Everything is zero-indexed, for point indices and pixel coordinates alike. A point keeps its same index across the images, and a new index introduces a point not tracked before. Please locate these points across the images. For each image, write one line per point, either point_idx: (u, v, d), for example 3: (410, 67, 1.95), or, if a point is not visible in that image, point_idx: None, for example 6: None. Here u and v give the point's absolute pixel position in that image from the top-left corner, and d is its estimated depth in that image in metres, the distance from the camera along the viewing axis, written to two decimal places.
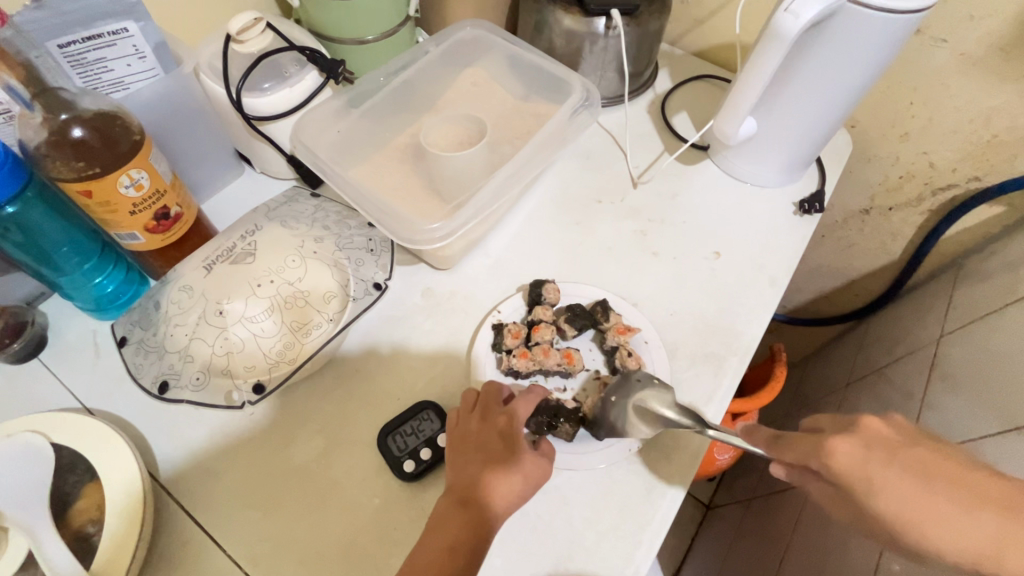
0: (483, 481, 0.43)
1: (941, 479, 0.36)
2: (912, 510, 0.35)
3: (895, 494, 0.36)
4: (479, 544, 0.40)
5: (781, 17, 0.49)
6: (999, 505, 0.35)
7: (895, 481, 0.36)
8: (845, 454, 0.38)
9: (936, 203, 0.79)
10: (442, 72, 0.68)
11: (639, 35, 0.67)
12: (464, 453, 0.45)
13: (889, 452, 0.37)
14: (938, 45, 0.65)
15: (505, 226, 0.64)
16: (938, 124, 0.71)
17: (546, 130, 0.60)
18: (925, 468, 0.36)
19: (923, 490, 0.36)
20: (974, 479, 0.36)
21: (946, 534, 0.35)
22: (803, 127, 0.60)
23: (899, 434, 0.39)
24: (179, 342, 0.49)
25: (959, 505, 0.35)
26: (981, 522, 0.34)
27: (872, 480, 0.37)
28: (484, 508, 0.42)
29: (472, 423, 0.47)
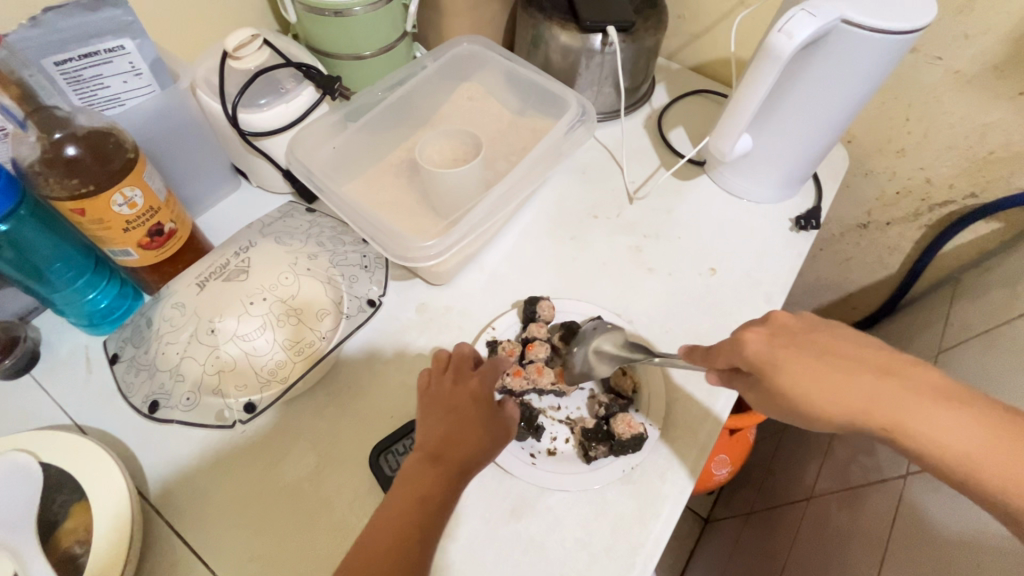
0: (455, 434, 0.43)
1: (833, 355, 0.39)
2: (809, 383, 0.38)
3: (797, 374, 0.38)
4: (448, 495, 0.41)
5: (774, 37, 0.49)
6: (879, 372, 0.38)
7: (796, 362, 0.39)
8: (757, 344, 0.40)
9: (933, 218, 0.79)
10: (438, 87, 0.68)
11: (635, 51, 0.68)
12: (435, 412, 0.45)
13: (791, 337, 0.40)
14: (933, 62, 0.65)
15: (500, 241, 0.64)
16: (933, 139, 0.71)
17: (542, 146, 0.60)
18: (822, 347, 0.39)
19: (831, 364, 0.38)
20: (861, 348, 0.39)
21: (836, 396, 0.37)
22: (798, 143, 0.60)
23: (797, 323, 0.41)
24: (171, 361, 0.49)
25: (844, 375, 0.38)
26: (857, 384, 0.37)
27: (779, 363, 0.39)
28: (455, 459, 0.42)
29: (444, 383, 0.47)
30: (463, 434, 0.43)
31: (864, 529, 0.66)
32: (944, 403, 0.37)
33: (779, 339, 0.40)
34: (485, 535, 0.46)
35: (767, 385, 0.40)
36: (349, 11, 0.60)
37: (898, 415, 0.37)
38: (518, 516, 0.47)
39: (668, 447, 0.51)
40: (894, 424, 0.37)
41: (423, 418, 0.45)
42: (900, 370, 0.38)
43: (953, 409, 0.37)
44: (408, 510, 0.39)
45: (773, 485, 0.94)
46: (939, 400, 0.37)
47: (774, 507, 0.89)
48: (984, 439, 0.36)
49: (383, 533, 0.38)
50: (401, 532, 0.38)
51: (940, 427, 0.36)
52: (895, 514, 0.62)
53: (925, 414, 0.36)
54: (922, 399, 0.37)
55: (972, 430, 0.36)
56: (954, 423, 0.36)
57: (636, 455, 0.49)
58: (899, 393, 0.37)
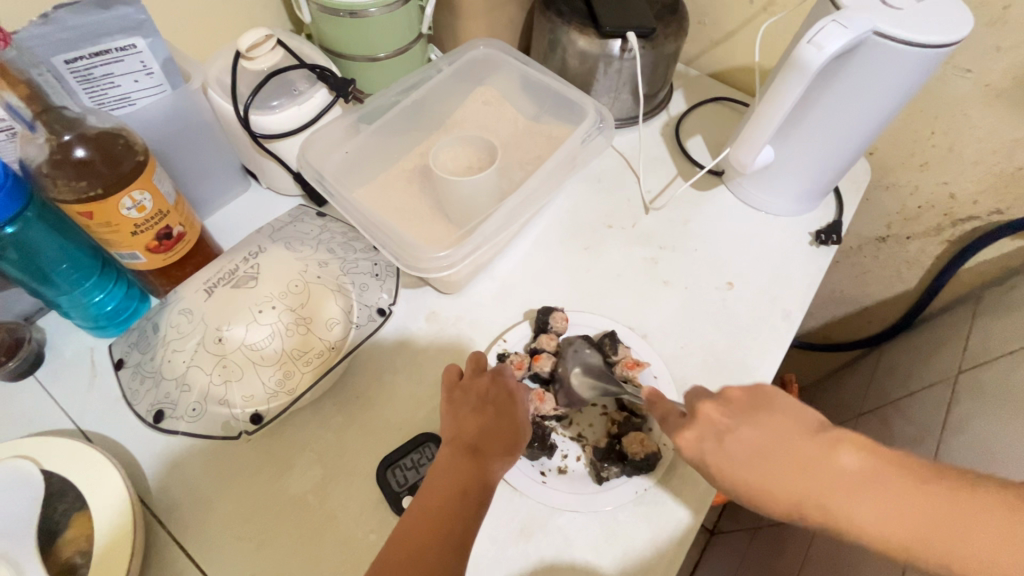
0: (493, 431, 0.43)
1: (759, 451, 0.39)
2: (745, 481, 0.39)
3: (735, 474, 0.39)
4: (487, 489, 0.40)
5: (803, 48, 0.47)
6: (804, 464, 0.37)
7: (728, 464, 0.39)
8: (687, 445, 0.41)
9: (954, 233, 0.77)
10: (452, 90, 0.67)
11: (654, 57, 0.66)
12: (470, 406, 0.44)
13: (719, 438, 0.40)
14: (962, 75, 0.63)
15: (513, 249, 0.63)
16: (959, 154, 0.69)
17: (558, 155, 0.59)
18: (748, 445, 0.39)
19: (757, 463, 0.39)
20: (784, 439, 0.39)
21: (766, 489, 0.38)
22: (820, 156, 0.58)
23: (726, 415, 0.40)
24: (177, 369, 0.48)
25: (775, 473, 0.38)
26: (785, 481, 0.37)
27: (708, 464, 0.40)
28: (494, 455, 0.42)
29: (479, 381, 0.46)
30: (501, 429, 0.43)
31: (879, 552, 0.64)
32: (865, 489, 0.36)
33: (712, 438, 0.40)
34: (494, 555, 0.45)
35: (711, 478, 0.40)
36: (365, 12, 0.59)
37: (824, 509, 0.36)
38: (527, 535, 0.46)
39: (683, 467, 0.49)
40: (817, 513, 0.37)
41: (454, 413, 0.44)
42: (818, 458, 0.37)
43: (879, 495, 0.35)
44: (447, 505, 0.38)
45: None
46: (863, 486, 0.36)
47: (784, 523, 0.88)
48: (920, 522, 0.34)
49: (421, 531, 0.37)
50: (439, 528, 0.37)
51: (867, 514, 0.35)
52: None
53: (849, 506, 0.36)
54: (845, 487, 0.36)
55: (900, 507, 0.35)
56: (877, 506, 0.35)
57: (651, 474, 0.48)
58: (819, 489, 0.37)
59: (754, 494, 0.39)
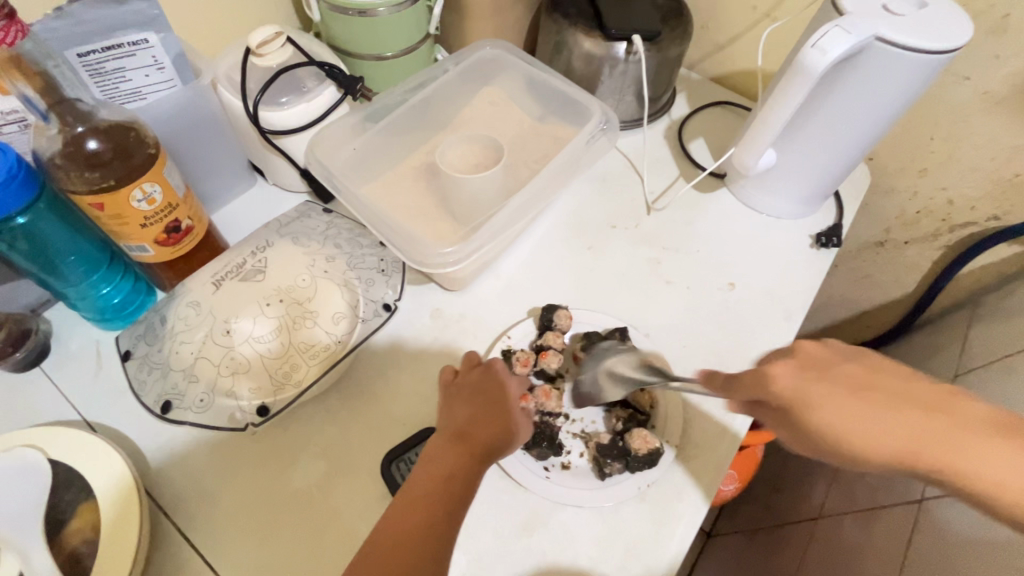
0: (482, 418, 0.43)
1: (876, 390, 0.35)
2: (851, 421, 0.35)
3: (837, 415, 0.35)
4: (473, 479, 0.40)
5: (807, 52, 0.48)
6: (923, 407, 0.35)
7: (836, 400, 0.35)
8: (788, 380, 0.36)
9: (953, 239, 0.78)
10: (459, 91, 0.68)
11: (659, 60, 0.67)
12: (464, 398, 0.45)
13: (823, 372, 0.36)
14: (962, 82, 0.64)
15: (518, 248, 0.63)
16: (958, 160, 0.70)
17: (564, 154, 0.60)
18: (860, 384, 0.36)
19: (875, 402, 0.35)
20: (897, 382, 0.36)
21: (877, 430, 0.34)
22: (822, 160, 0.59)
23: (826, 353, 0.37)
24: (184, 361, 0.48)
25: (889, 415, 0.35)
26: (899, 425, 0.35)
27: (810, 402, 0.35)
28: (482, 442, 0.41)
29: (474, 375, 0.46)
30: (490, 416, 0.43)
31: (876, 552, 0.65)
32: (991, 440, 0.35)
33: (812, 375, 0.36)
34: (497, 551, 0.45)
35: (804, 424, 0.36)
36: (373, 12, 0.60)
37: (940, 455, 0.34)
38: (529, 531, 0.46)
39: (685, 465, 0.50)
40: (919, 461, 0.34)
41: (447, 407, 0.44)
42: (945, 404, 0.35)
43: (992, 446, 0.35)
44: (431, 493, 0.39)
45: (779, 502, 0.94)
46: (983, 436, 0.35)
47: (782, 525, 0.88)
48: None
49: (405, 516, 0.38)
50: (425, 514, 0.38)
51: (986, 467, 0.34)
52: (910, 540, 0.61)
53: (968, 453, 0.34)
54: (971, 436, 0.35)
55: (1022, 463, 0.34)
56: (998, 459, 0.34)
57: (654, 469, 0.48)
58: (941, 431, 0.35)
59: (863, 444, 0.35)
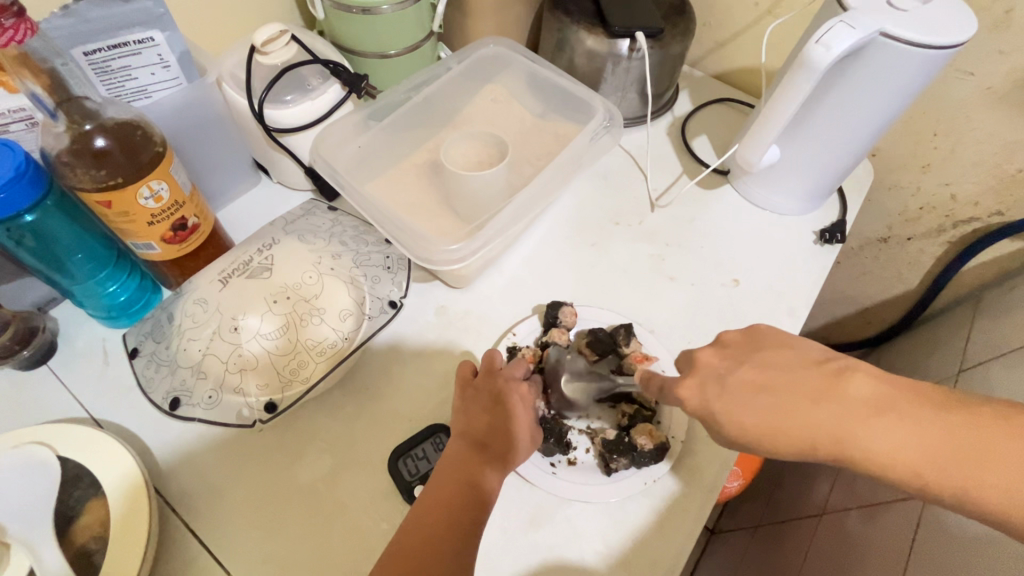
0: (501, 427, 0.44)
1: (767, 389, 0.39)
2: (752, 420, 0.38)
3: (739, 417, 0.38)
4: (494, 483, 0.42)
5: (811, 48, 0.48)
6: (813, 397, 0.38)
7: (734, 407, 0.39)
8: (692, 395, 0.40)
9: (955, 235, 0.78)
10: (463, 88, 0.68)
11: (661, 57, 0.67)
12: (482, 404, 0.45)
13: (721, 382, 0.39)
14: (964, 78, 0.64)
15: (522, 245, 0.64)
16: (960, 156, 0.71)
17: (568, 151, 0.60)
18: (753, 386, 0.39)
19: (765, 402, 0.38)
20: (788, 373, 0.39)
21: (777, 425, 0.38)
22: (826, 155, 0.59)
23: (723, 360, 0.41)
24: (192, 358, 0.48)
25: (785, 409, 0.38)
26: (796, 419, 0.38)
27: (713, 411, 0.39)
28: (501, 451, 0.43)
29: (492, 379, 0.47)
30: (509, 425, 0.44)
31: (880, 547, 0.65)
32: (880, 416, 0.37)
33: (713, 386, 0.40)
34: (505, 545, 0.46)
35: (717, 429, 0.40)
36: (377, 9, 0.60)
37: (836, 441, 0.37)
38: (536, 525, 0.47)
39: (690, 460, 0.50)
40: (825, 442, 0.37)
41: (466, 410, 0.45)
42: (831, 390, 0.38)
43: (889, 420, 0.37)
44: (457, 499, 0.40)
45: (782, 498, 0.94)
46: (874, 415, 0.37)
47: (786, 521, 0.88)
48: (924, 445, 0.36)
49: (432, 520, 0.39)
50: (450, 516, 0.39)
51: (882, 445, 0.36)
52: (914, 534, 0.62)
53: (861, 430, 0.37)
54: (860, 417, 0.37)
55: (910, 436, 0.36)
56: (892, 434, 0.36)
57: (660, 464, 0.49)
58: (834, 417, 0.37)
59: (767, 440, 0.38)
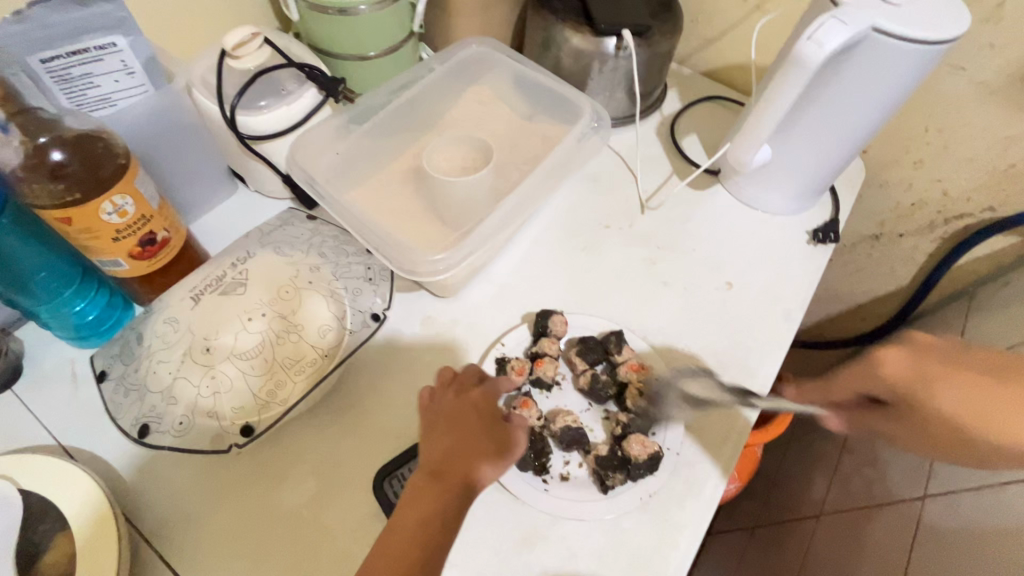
0: (458, 450, 0.41)
1: (917, 362, 0.44)
2: (957, 399, 0.42)
3: (942, 390, 0.42)
4: (454, 512, 0.39)
5: (803, 45, 0.47)
6: (982, 374, 0.42)
7: (934, 372, 0.43)
8: (900, 365, 0.44)
9: (948, 230, 0.77)
10: (446, 90, 0.66)
11: (649, 55, 0.66)
12: (438, 428, 0.43)
13: (926, 356, 0.44)
14: (956, 73, 0.63)
15: (510, 251, 0.62)
16: (953, 151, 0.70)
17: (556, 154, 0.58)
18: (925, 351, 0.44)
19: (918, 368, 0.44)
20: (971, 371, 0.42)
21: (935, 392, 0.43)
22: (818, 154, 0.58)
23: (910, 358, 0.44)
24: (162, 382, 0.46)
25: (970, 384, 0.42)
26: (951, 387, 0.42)
27: (923, 388, 0.43)
28: (458, 477, 0.39)
29: (448, 401, 0.44)
30: (466, 448, 0.41)
31: (879, 550, 0.64)
32: (980, 381, 0.42)
33: (921, 356, 0.44)
34: (496, 567, 0.44)
35: (913, 406, 0.43)
36: (354, 10, 0.57)
37: (917, 395, 0.43)
38: (528, 545, 0.45)
39: (686, 472, 0.48)
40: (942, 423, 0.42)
41: (425, 437, 0.43)
42: (959, 363, 0.43)
43: (974, 388, 0.42)
44: (414, 536, 0.38)
45: (778, 498, 0.94)
46: (961, 378, 0.42)
47: (783, 522, 0.88)
48: (989, 411, 0.41)
49: (390, 559, 0.37)
50: (402, 556, 0.37)
51: (964, 403, 0.41)
52: (913, 537, 0.61)
53: (935, 393, 0.43)
54: (983, 387, 0.42)
55: (986, 404, 0.41)
56: (969, 399, 0.41)
57: (655, 477, 0.47)
58: (918, 376, 0.43)
59: (920, 404, 0.43)
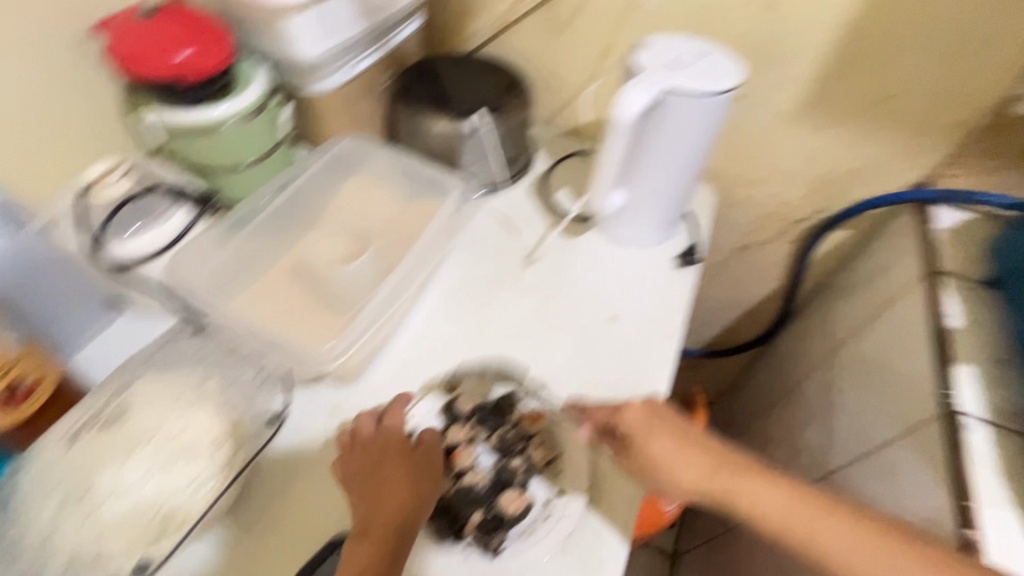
0: (378, 502, 0.46)
1: (704, 457, 0.51)
2: (687, 464, 0.50)
3: (685, 462, 0.50)
4: (392, 558, 0.43)
5: (617, 108, 0.55)
6: (701, 451, 0.51)
7: (693, 460, 0.50)
8: (636, 420, 0.51)
9: (796, 233, 0.89)
10: (326, 184, 0.70)
11: (507, 128, 0.74)
12: (355, 488, 0.48)
13: (700, 443, 0.51)
14: (759, 107, 0.76)
15: (409, 324, 0.64)
16: (778, 169, 0.82)
17: (433, 228, 0.64)
18: (685, 435, 0.51)
19: (666, 443, 0.50)
20: (694, 443, 0.51)
21: (664, 456, 0.50)
22: (662, 190, 0.66)
23: (686, 437, 0.51)
24: (38, 537, 0.43)
25: (688, 451, 0.50)
26: (707, 463, 0.50)
27: (649, 446, 0.50)
28: (388, 523, 0.45)
29: (353, 457, 0.49)
30: (387, 495, 0.46)
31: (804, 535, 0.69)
32: (776, 482, 0.49)
33: (654, 419, 0.51)
34: None
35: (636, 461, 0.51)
36: (219, 128, 0.61)
37: (728, 486, 0.49)
38: None
39: (600, 505, 0.52)
40: (664, 457, 0.50)
41: (352, 507, 0.47)
42: (727, 459, 0.51)
43: (760, 480, 0.50)
44: None
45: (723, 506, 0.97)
46: (747, 473, 0.50)
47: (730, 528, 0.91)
48: (775, 504, 0.48)
49: None
50: None
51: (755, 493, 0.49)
52: None
53: (747, 490, 0.49)
54: (755, 479, 0.50)
55: (767, 494, 0.49)
56: (768, 495, 0.49)
57: (569, 516, 0.51)
58: (719, 466, 0.50)
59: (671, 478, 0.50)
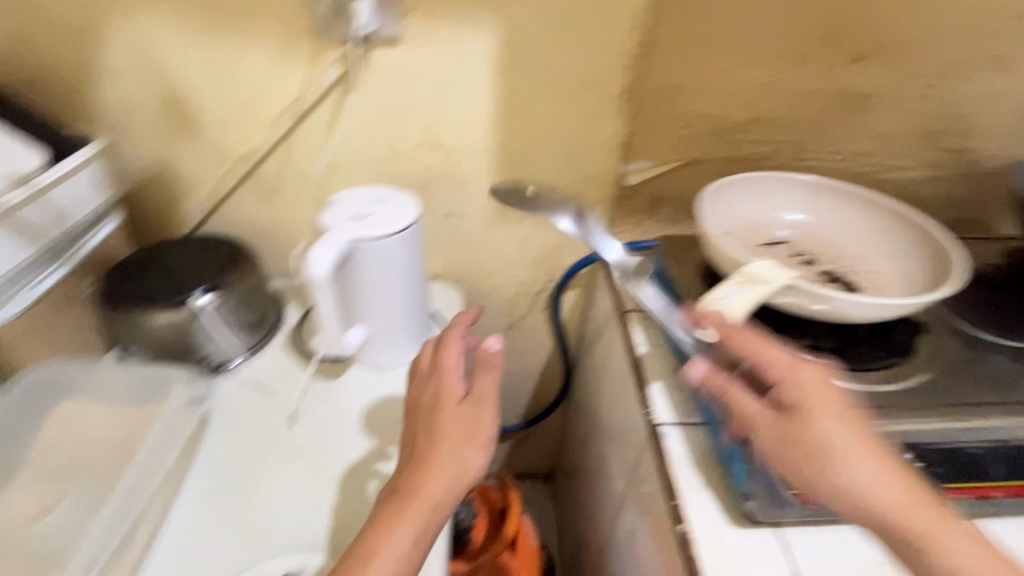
0: (381, 534, 0.51)
1: (857, 453, 0.47)
2: (871, 481, 0.46)
3: (864, 477, 0.46)
4: None
5: (307, 270, 0.61)
6: (875, 452, 0.47)
7: (863, 474, 0.47)
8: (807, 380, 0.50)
9: (543, 301, 1.03)
10: (30, 416, 0.66)
11: (237, 296, 0.76)
12: (421, 420, 0.59)
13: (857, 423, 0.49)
14: (463, 216, 0.90)
15: (161, 538, 0.60)
16: (501, 258, 0.96)
17: (152, 443, 0.64)
18: (854, 424, 0.49)
19: (842, 433, 0.48)
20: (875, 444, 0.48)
21: (833, 450, 0.47)
22: (394, 315, 0.73)
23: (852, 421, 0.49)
24: None
25: (809, 456, 0.48)
26: (875, 471, 0.47)
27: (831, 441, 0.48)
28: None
29: (427, 383, 0.62)
30: (375, 535, 0.51)
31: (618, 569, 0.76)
32: (894, 471, 0.47)
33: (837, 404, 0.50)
34: None
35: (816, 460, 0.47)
36: None
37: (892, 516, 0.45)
38: None
39: None
40: (818, 450, 0.48)
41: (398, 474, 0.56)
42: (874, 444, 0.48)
43: (881, 470, 0.47)
44: None
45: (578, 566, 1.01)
46: (881, 463, 0.47)
47: None
48: (898, 501, 0.45)
49: None
50: None
51: (874, 487, 0.46)
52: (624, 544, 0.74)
53: (855, 473, 0.46)
54: (880, 472, 0.47)
55: (881, 485, 0.46)
56: (874, 480, 0.46)
57: None
58: (897, 472, 0.47)
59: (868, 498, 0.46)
